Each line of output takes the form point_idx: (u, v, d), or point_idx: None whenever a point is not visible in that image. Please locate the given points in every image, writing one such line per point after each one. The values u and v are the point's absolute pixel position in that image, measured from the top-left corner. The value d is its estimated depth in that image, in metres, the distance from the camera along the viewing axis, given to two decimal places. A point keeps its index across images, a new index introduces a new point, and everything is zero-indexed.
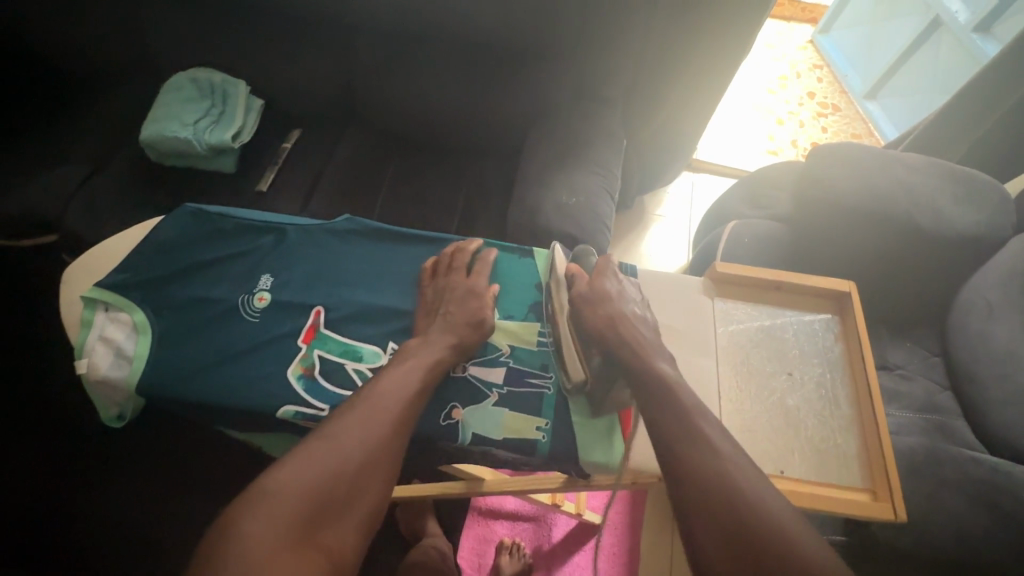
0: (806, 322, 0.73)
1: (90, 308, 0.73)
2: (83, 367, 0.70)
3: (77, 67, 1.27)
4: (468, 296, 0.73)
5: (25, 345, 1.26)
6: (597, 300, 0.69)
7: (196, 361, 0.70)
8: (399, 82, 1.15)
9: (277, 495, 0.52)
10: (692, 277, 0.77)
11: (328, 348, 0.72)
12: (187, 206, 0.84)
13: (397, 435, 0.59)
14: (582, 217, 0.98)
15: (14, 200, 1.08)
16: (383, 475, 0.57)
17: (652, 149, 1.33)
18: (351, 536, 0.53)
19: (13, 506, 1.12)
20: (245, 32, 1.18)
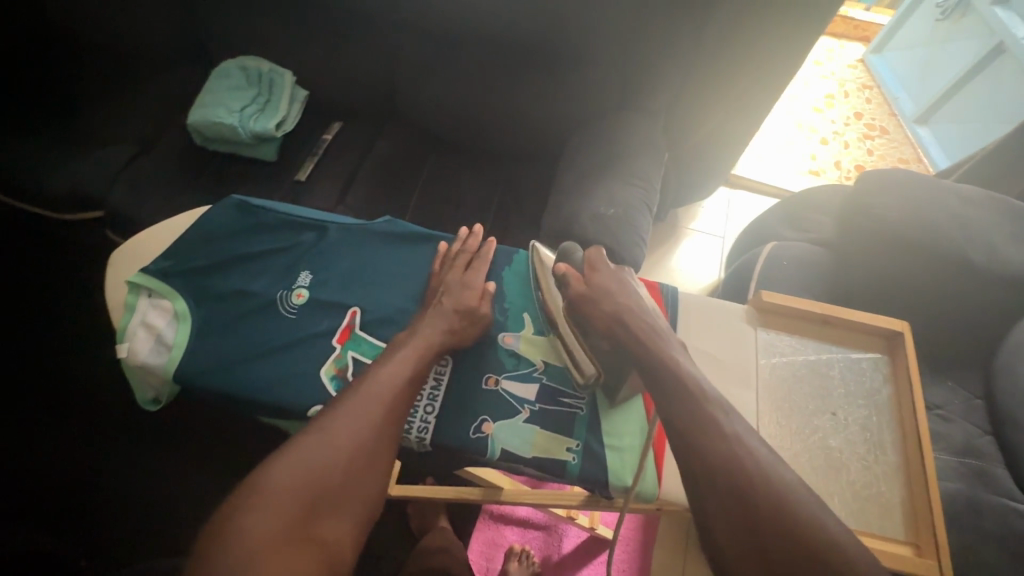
0: (853, 359, 0.70)
1: (134, 292, 0.75)
2: (124, 351, 0.71)
3: (129, 49, 1.30)
4: (469, 290, 0.74)
5: (64, 316, 1.31)
6: (595, 296, 0.68)
7: (233, 354, 0.71)
8: (443, 81, 1.16)
9: (271, 488, 0.52)
10: (735, 304, 0.75)
11: (362, 351, 0.72)
12: (233, 196, 0.85)
13: (391, 425, 0.60)
14: (619, 228, 0.97)
15: (65, 176, 1.12)
16: (379, 467, 0.57)
17: (691, 163, 1.30)
18: (349, 529, 0.53)
19: (40, 473, 1.15)
20: (293, 24, 1.19)
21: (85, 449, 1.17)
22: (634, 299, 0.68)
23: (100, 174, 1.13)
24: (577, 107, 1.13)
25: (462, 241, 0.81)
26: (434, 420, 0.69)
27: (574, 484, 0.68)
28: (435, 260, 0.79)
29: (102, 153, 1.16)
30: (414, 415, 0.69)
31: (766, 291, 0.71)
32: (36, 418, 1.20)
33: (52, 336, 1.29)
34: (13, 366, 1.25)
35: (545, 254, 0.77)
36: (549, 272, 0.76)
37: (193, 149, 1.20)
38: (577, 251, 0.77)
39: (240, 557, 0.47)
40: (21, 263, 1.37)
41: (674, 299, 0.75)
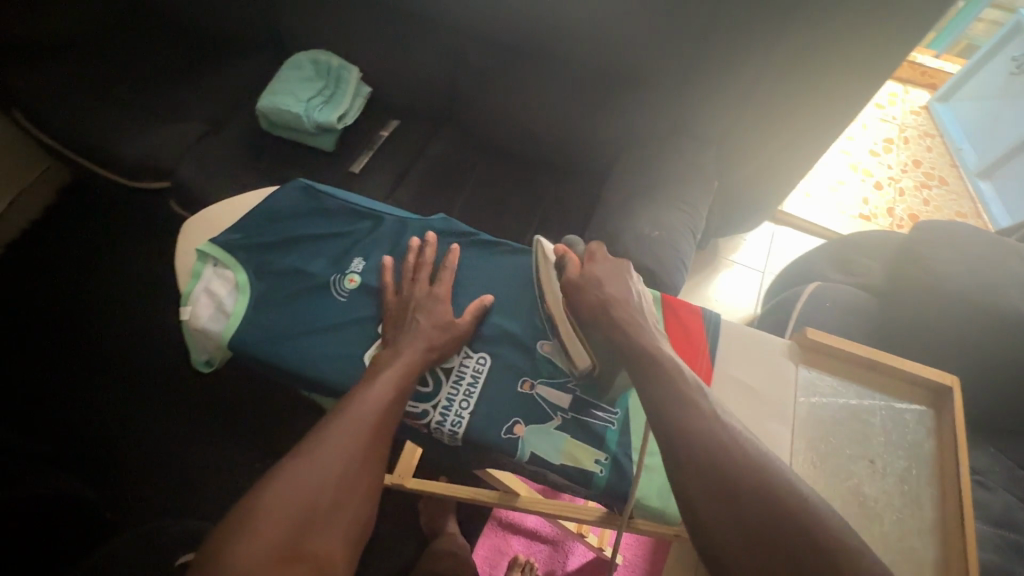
0: (897, 410, 0.68)
1: (202, 260, 0.80)
2: (186, 314, 0.75)
3: (211, 33, 1.38)
4: (439, 303, 0.74)
5: (122, 275, 1.39)
6: (585, 283, 0.71)
7: (284, 329, 0.74)
8: (502, 90, 1.19)
9: (260, 511, 0.52)
10: (777, 337, 0.74)
11: None
12: (300, 180, 0.89)
13: (377, 445, 0.61)
14: (661, 251, 0.97)
15: (140, 144, 1.20)
16: (365, 485, 0.58)
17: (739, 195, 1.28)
18: (340, 550, 0.54)
19: (83, 420, 1.22)
20: (366, 23, 1.24)
21: (127, 404, 1.24)
22: (621, 291, 0.70)
23: (172, 148, 1.20)
24: (631, 127, 1.14)
25: (417, 252, 0.80)
26: (467, 416, 0.70)
27: (598, 496, 0.68)
28: (385, 272, 0.78)
29: (176, 128, 1.23)
30: (450, 407, 0.71)
31: (810, 329, 0.70)
32: (85, 370, 1.27)
33: (108, 293, 1.36)
34: (71, 318, 1.33)
35: (548, 245, 0.79)
36: (550, 264, 0.77)
37: (258, 132, 1.26)
38: (580, 247, 0.82)
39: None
40: (89, 222, 1.45)
41: (716, 325, 0.75)
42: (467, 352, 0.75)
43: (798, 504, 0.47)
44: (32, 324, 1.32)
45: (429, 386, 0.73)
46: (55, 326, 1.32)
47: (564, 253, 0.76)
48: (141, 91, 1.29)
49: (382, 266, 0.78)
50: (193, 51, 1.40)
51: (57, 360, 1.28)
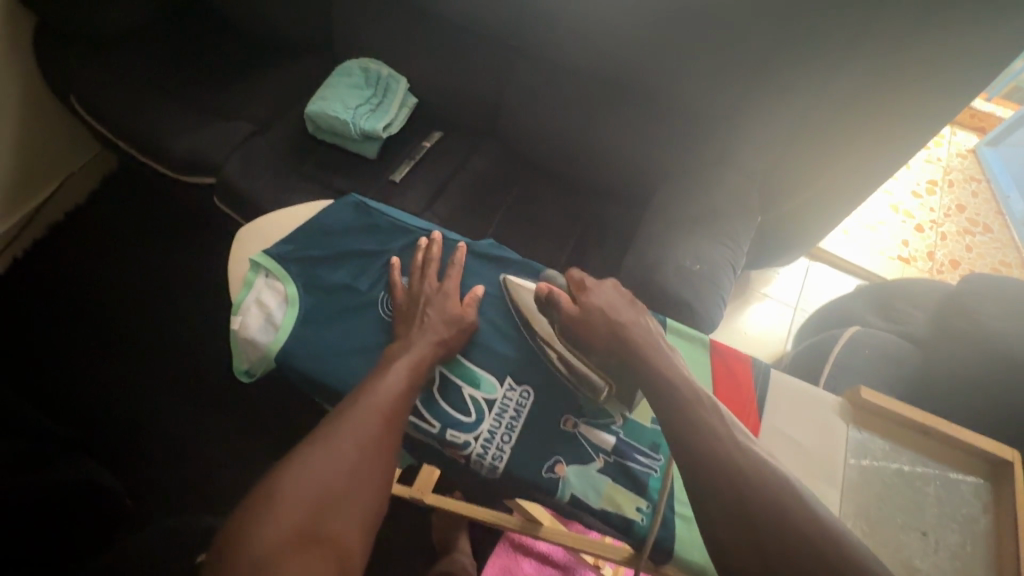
0: (951, 480, 0.65)
1: (254, 270, 0.81)
2: (236, 323, 0.77)
3: (262, 33, 1.40)
4: (448, 300, 0.77)
5: (159, 266, 1.42)
6: (586, 317, 0.73)
7: (332, 347, 0.75)
8: (546, 110, 1.19)
9: (279, 494, 0.54)
10: (828, 394, 0.73)
11: (450, 368, 0.76)
12: (352, 196, 0.91)
13: (389, 434, 0.63)
14: (701, 286, 0.96)
15: (189, 141, 1.22)
16: (379, 472, 0.60)
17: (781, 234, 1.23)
18: (357, 533, 0.55)
19: (114, 406, 1.25)
20: (416, 34, 1.25)
21: (158, 394, 1.27)
22: (623, 314, 0.72)
23: (219, 146, 1.22)
24: (675, 156, 1.13)
25: (425, 249, 0.83)
26: (509, 450, 0.72)
27: (637, 547, 0.68)
28: (394, 271, 0.81)
29: (224, 126, 1.26)
30: (492, 441, 0.72)
31: (865, 389, 0.69)
32: (119, 356, 1.31)
33: (145, 282, 1.40)
34: (108, 302, 1.37)
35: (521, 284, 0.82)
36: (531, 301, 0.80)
37: (303, 136, 1.28)
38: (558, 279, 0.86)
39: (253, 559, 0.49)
40: (130, 210, 1.49)
41: (764, 379, 0.73)
42: (511, 384, 0.76)
43: (811, 538, 0.51)
44: (71, 307, 1.36)
45: (472, 416, 0.74)
46: (91, 310, 1.36)
47: (550, 288, 0.77)
48: (192, 87, 1.32)
49: (392, 266, 0.81)
50: (243, 50, 1.42)
51: (92, 344, 1.32)
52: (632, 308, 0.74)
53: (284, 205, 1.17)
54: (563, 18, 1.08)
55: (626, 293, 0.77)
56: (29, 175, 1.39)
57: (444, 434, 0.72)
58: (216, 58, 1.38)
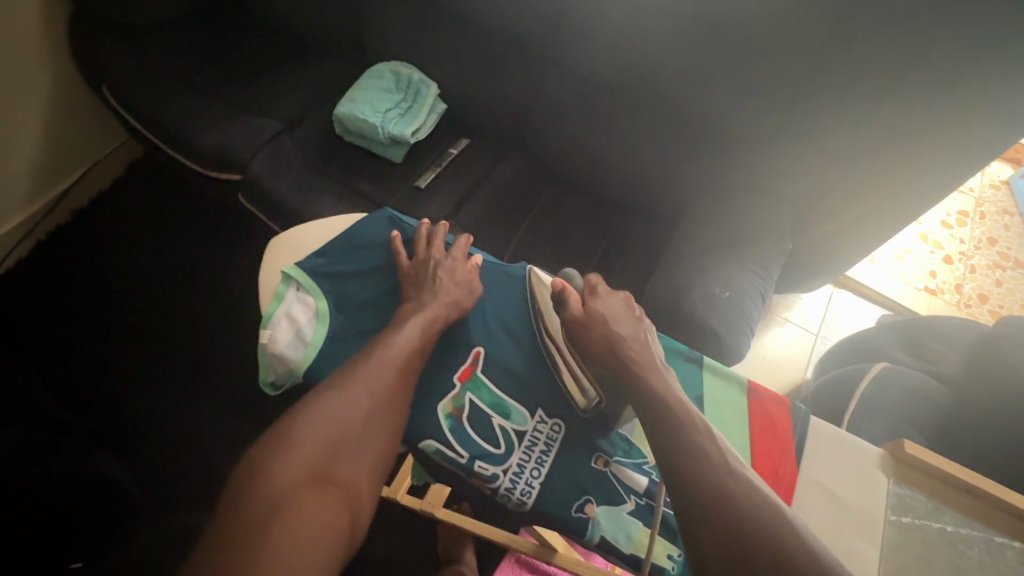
0: (997, 546, 0.63)
1: (285, 283, 0.84)
2: (265, 336, 0.78)
3: (293, 30, 1.39)
4: (457, 266, 0.84)
5: (179, 257, 1.43)
6: (591, 321, 0.77)
7: None
8: (577, 123, 1.18)
9: (298, 435, 0.61)
10: (871, 446, 0.73)
11: (479, 395, 0.78)
12: (386, 209, 0.93)
13: (399, 389, 0.70)
14: (729, 314, 0.94)
15: (216, 137, 1.22)
16: (388, 422, 0.67)
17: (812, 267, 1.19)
18: (366, 475, 0.63)
19: (129, 395, 1.27)
20: (450, 40, 1.24)
21: (172, 387, 1.28)
22: (624, 327, 0.76)
23: (246, 144, 1.22)
24: (705, 177, 1.11)
25: (429, 227, 0.89)
26: (537, 486, 0.73)
27: None
28: (397, 243, 0.87)
29: (252, 123, 1.26)
30: (521, 475, 0.74)
31: (908, 443, 0.69)
32: (136, 347, 1.32)
33: (164, 273, 1.40)
34: (127, 291, 1.38)
35: (541, 276, 0.87)
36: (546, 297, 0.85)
37: (331, 137, 1.27)
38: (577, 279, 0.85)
39: (275, 488, 0.56)
40: (152, 201, 1.49)
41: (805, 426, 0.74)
42: (542, 417, 0.78)
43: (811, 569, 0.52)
44: (89, 293, 1.37)
45: (501, 448, 0.75)
46: (110, 299, 1.36)
47: (564, 286, 0.81)
48: (221, 82, 1.32)
49: (393, 239, 0.86)
50: (274, 44, 1.41)
51: (111, 333, 1.33)
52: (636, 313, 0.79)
53: (308, 207, 1.16)
54: (601, 32, 1.06)
55: (634, 308, 0.80)
56: (55, 163, 1.40)
57: (472, 465, 0.74)
58: (247, 52, 1.38)
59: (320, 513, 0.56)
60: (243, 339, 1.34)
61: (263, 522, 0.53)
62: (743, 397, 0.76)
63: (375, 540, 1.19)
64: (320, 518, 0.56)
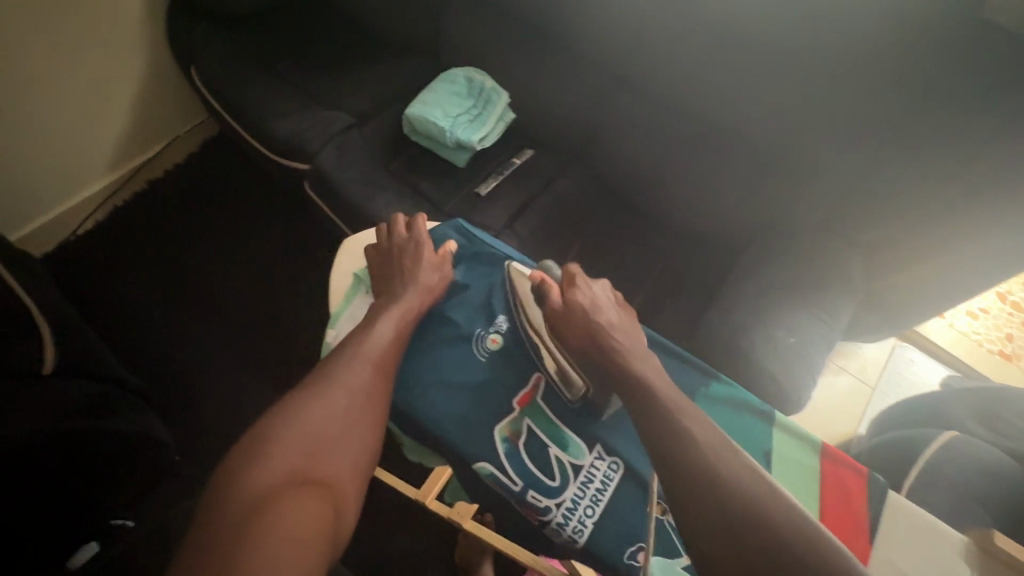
0: None
1: (355, 285, 0.92)
2: (330, 335, 0.86)
3: (375, 29, 1.42)
4: (420, 248, 0.90)
5: (238, 233, 1.48)
6: (569, 311, 0.81)
7: (420, 377, 0.82)
8: (647, 146, 1.16)
9: (281, 438, 0.64)
10: (951, 531, 0.70)
11: (537, 422, 0.79)
12: (458, 220, 0.99)
13: (376, 384, 0.74)
14: (792, 360, 0.89)
15: (290, 126, 1.26)
16: (367, 417, 0.71)
17: (882, 317, 1.12)
18: (347, 472, 0.66)
19: (180, 360, 1.32)
20: (528, 53, 1.24)
21: (220, 360, 1.33)
22: (605, 315, 0.81)
23: (317, 135, 1.25)
24: (775, 213, 1.07)
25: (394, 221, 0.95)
26: (590, 526, 0.73)
27: None
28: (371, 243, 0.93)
29: (325, 114, 1.29)
30: (574, 512, 0.73)
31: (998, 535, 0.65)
32: (192, 314, 1.37)
33: (222, 249, 1.45)
34: (187, 263, 1.43)
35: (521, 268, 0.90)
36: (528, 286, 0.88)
37: (398, 135, 1.29)
38: (555, 269, 0.91)
39: (260, 486, 0.59)
40: (221, 177, 1.55)
41: (881, 501, 0.71)
42: (600, 454, 0.77)
43: None
44: (146, 259, 1.43)
45: (557, 480, 0.75)
46: (175, 269, 1.42)
47: (544, 278, 0.86)
48: (300, 71, 1.35)
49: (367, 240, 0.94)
50: (353, 39, 1.44)
51: (170, 302, 1.39)
52: (592, 289, 0.84)
53: (369, 201, 1.18)
54: (685, 55, 1.03)
55: (612, 296, 0.87)
56: (137, 135, 1.48)
57: (524, 495, 0.74)
58: (327, 43, 1.41)
59: (307, 506, 0.58)
60: (290, 322, 1.37)
61: (251, 516, 0.55)
62: (817, 460, 0.74)
63: (395, 537, 1.19)
64: (307, 513, 0.57)
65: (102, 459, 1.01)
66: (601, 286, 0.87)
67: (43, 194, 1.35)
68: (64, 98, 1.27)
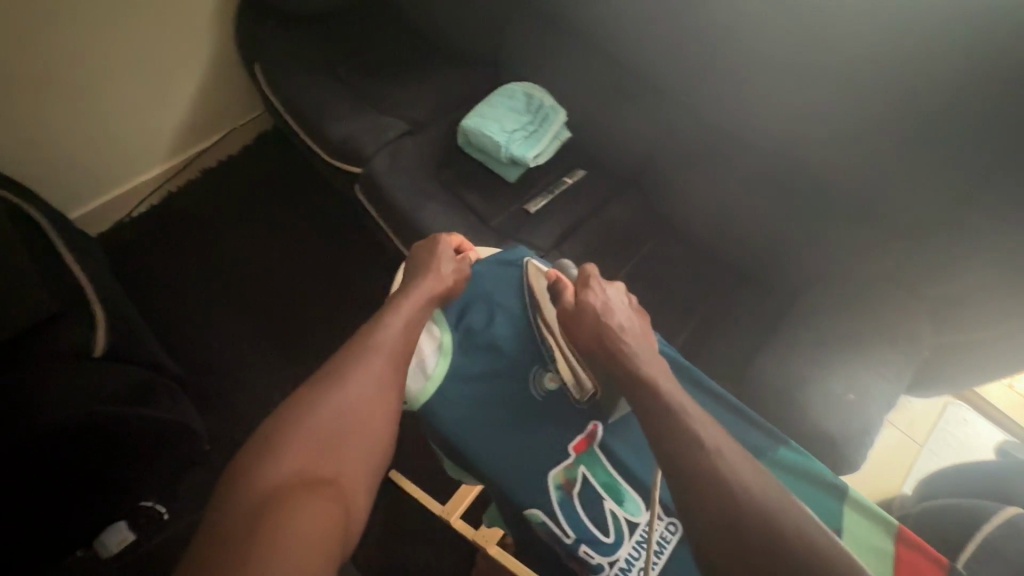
0: None
1: None
2: None
3: (437, 38, 1.42)
4: (437, 246, 0.87)
5: (285, 230, 1.50)
6: (578, 311, 0.79)
7: (471, 410, 0.79)
8: (705, 178, 1.13)
9: (291, 436, 0.64)
10: None
11: (593, 471, 0.77)
12: (523, 249, 0.94)
13: (388, 381, 0.72)
14: (850, 418, 0.86)
15: (345, 130, 1.27)
16: (377, 414, 0.69)
17: (943, 375, 1.06)
18: (356, 472, 0.65)
19: (217, 350, 1.34)
20: (589, 75, 1.23)
21: (257, 355, 1.34)
22: (614, 318, 0.78)
23: (372, 140, 1.26)
24: (837, 259, 1.02)
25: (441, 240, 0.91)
26: None
27: None
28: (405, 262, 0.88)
29: (381, 120, 1.29)
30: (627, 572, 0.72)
31: None
32: (233, 306, 1.40)
33: (267, 244, 1.48)
34: (230, 254, 1.46)
35: (539, 269, 0.87)
36: (541, 282, 0.87)
37: (452, 146, 1.29)
38: (571, 270, 0.89)
39: (269, 488, 0.59)
40: (272, 173, 1.58)
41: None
42: (657, 512, 0.75)
43: None
44: (188, 243, 1.47)
45: (612, 537, 0.74)
46: (219, 257, 1.45)
47: (558, 278, 0.84)
48: (359, 75, 1.36)
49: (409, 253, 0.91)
50: (414, 46, 1.44)
51: (209, 288, 1.42)
52: (605, 288, 0.81)
53: (418, 211, 1.18)
54: (753, 88, 1.00)
55: (626, 300, 0.83)
56: (196, 126, 1.51)
57: (577, 548, 0.73)
58: (388, 49, 1.42)
59: (312, 513, 0.58)
60: (328, 323, 1.38)
61: (254, 524, 0.55)
62: (892, 545, 0.72)
63: (414, 551, 1.17)
64: (312, 520, 0.57)
65: (138, 444, 1.02)
66: (616, 288, 0.83)
67: (103, 176, 1.39)
68: (132, 86, 1.32)
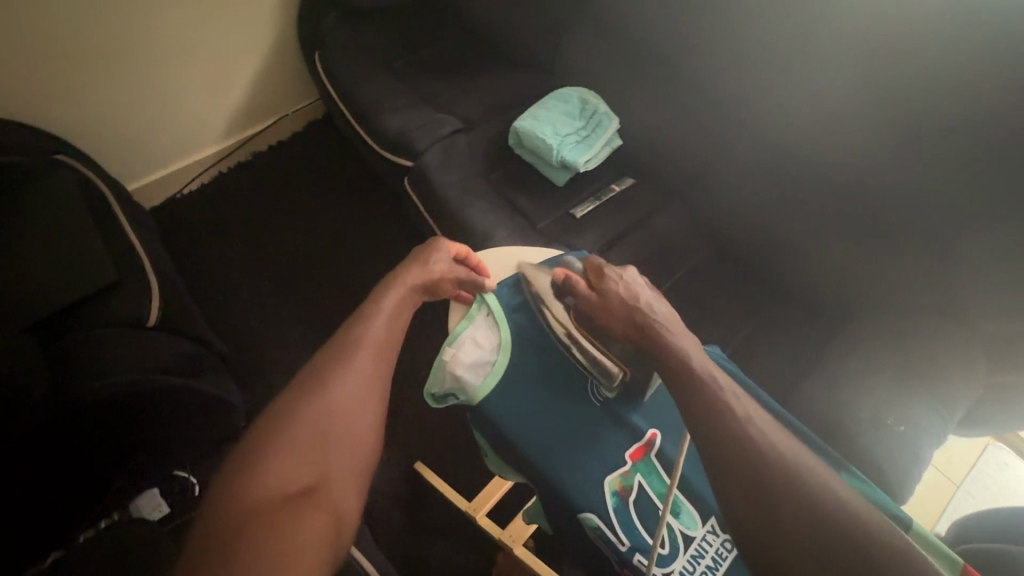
0: None
1: (479, 306, 0.89)
2: (450, 352, 0.83)
3: (493, 39, 1.43)
4: (427, 258, 0.85)
5: (331, 216, 1.53)
6: (602, 302, 0.79)
7: (520, 408, 0.80)
8: (756, 196, 1.12)
9: (276, 447, 0.60)
10: None
11: (649, 480, 0.75)
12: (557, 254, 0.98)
13: (376, 383, 0.70)
14: (898, 451, 0.84)
15: (397, 123, 1.29)
16: (365, 416, 0.67)
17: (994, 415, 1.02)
18: (349, 476, 0.63)
19: (257, 329, 1.37)
20: (643, 87, 1.23)
21: (294, 337, 1.37)
22: (641, 299, 0.75)
23: (423, 134, 1.28)
24: (891, 288, 1.00)
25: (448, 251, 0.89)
26: None
27: None
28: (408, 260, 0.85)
29: (432, 116, 1.31)
30: None
31: None
32: (275, 287, 1.43)
33: (311, 229, 1.51)
34: (274, 236, 1.50)
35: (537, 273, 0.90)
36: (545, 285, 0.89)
37: (502, 146, 1.29)
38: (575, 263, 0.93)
39: (256, 500, 0.55)
40: (319, 160, 1.61)
41: None
42: (714, 528, 0.72)
43: None
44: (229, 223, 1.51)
45: (666, 547, 0.71)
46: (263, 239, 1.49)
47: (564, 275, 0.87)
48: (414, 71, 1.39)
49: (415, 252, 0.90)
50: (469, 45, 1.46)
51: (251, 267, 1.45)
52: (620, 270, 0.80)
53: (465, 208, 1.19)
54: (814, 110, 0.99)
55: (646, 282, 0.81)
56: (251, 110, 1.54)
57: (631, 556, 0.71)
58: (444, 47, 1.44)
59: (303, 524, 0.55)
60: None
61: (244, 537, 0.52)
62: None
63: (436, 544, 1.17)
64: (305, 531, 0.55)
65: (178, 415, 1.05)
66: (632, 271, 0.81)
67: (158, 154, 1.44)
68: (194, 67, 1.36)
